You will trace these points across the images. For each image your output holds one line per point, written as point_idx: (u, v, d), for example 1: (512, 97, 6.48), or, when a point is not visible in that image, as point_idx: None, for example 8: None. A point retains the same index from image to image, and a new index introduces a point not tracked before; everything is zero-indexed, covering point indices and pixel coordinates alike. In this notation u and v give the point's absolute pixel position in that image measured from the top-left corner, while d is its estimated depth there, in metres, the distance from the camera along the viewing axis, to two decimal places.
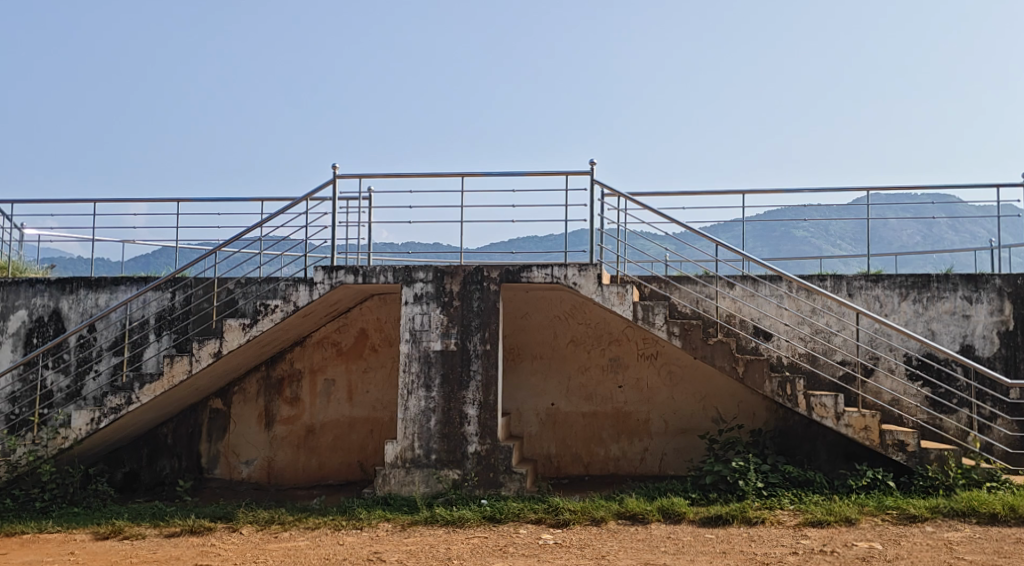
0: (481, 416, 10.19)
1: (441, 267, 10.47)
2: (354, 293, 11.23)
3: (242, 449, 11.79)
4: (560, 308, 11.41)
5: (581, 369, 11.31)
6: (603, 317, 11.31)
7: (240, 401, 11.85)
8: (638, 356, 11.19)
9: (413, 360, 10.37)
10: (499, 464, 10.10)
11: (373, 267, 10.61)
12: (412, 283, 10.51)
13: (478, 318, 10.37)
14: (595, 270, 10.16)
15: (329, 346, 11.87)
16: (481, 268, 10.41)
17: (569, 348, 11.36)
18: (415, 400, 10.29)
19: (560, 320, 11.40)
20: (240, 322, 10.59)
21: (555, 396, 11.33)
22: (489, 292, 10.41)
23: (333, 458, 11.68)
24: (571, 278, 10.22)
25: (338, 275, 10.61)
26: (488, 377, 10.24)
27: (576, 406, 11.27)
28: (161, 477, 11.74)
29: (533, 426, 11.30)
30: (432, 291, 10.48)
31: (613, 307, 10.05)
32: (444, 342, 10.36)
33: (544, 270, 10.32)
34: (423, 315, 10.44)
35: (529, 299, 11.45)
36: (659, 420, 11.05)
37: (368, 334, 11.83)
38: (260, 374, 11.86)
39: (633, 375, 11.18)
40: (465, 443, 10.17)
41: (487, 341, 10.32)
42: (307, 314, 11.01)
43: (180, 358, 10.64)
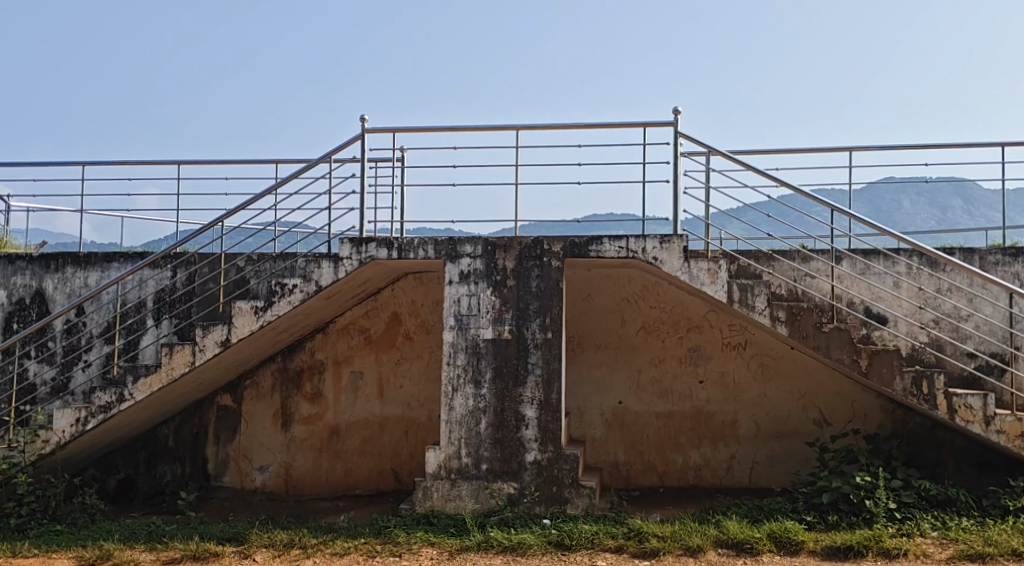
0: (542, 417, 8.45)
1: (493, 239, 8.69)
2: (385, 270, 9.49)
3: (255, 454, 10.11)
4: (629, 289, 9.64)
5: (655, 361, 9.56)
6: (681, 299, 9.53)
7: (253, 398, 10.16)
8: (723, 346, 9.42)
9: (459, 350, 8.63)
10: (565, 477, 8.36)
11: (409, 239, 8.86)
12: (456, 258, 8.75)
13: (537, 300, 8.59)
14: (680, 241, 8.35)
15: (356, 334, 10.14)
16: (540, 240, 8.63)
17: (641, 336, 9.61)
18: (461, 399, 8.56)
19: (629, 303, 9.64)
20: (251, 305, 8.90)
21: (624, 393, 9.58)
22: (551, 268, 8.62)
23: (362, 465, 9.99)
24: (650, 252, 8.41)
25: (368, 249, 8.87)
26: (550, 372, 8.48)
27: (649, 405, 9.52)
28: (161, 486, 10.07)
29: (598, 428, 9.56)
30: (481, 267, 8.70)
31: (702, 287, 8.24)
32: (495, 329, 8.60)
33: (617, 242, 8.50)
34: (471, 297, 8.69)
35: (593, 278, 9.69)
36: (749, 422, 9.29)
37: (401, 320, 10.10)
38: (277, 366, 10.15)
39: (716, 369, 9.41)
40: (522, 451, 8.43)
41: (548, 328, 8.55)
42: (331, 296, 9.30)
43: (181, 347, 8.98)
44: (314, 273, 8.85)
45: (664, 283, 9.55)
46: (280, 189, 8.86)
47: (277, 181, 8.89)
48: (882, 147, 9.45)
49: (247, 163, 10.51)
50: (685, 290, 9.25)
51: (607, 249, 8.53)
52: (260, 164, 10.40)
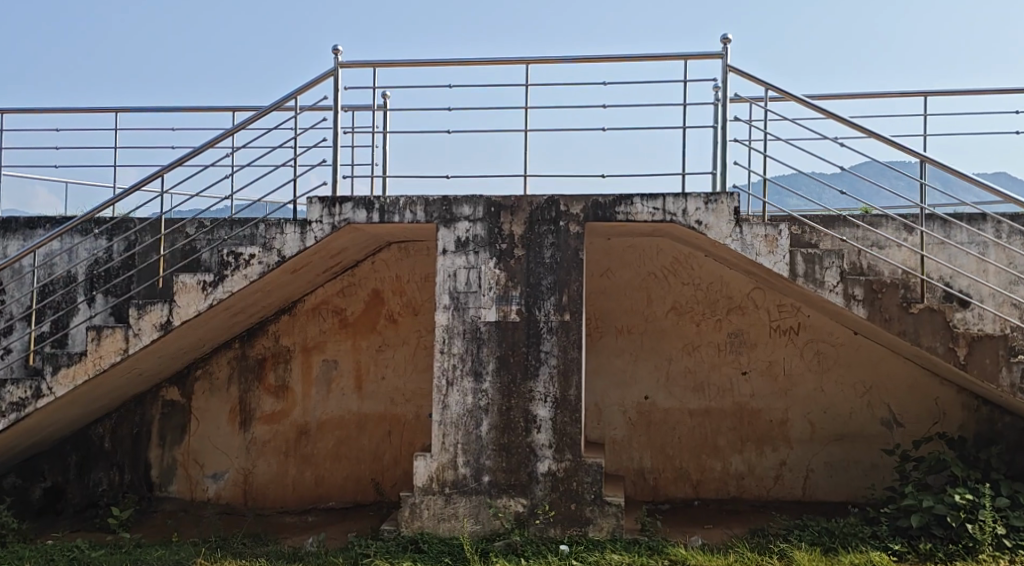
0: (558, 418, 6.84)
1: (496, 199, 7.04)
2: (363, 239, 7.82)
3: (208, 458, 8.45)
4: (657, 261, 8.04)
5: (689, 349, 7.97)
6: (720, 274, 7.93)
7: (205, 392, 8.48)
8: (772, 331, 7.84)
9: (455, 336, 6.99)
10: (585, 493, 6.77)
11: (394, 200, 7.19)
12: (450, 222, 7.08)
13: (552, 274, 6.95)
14: (730, 201, 6.72)
15: (329, 316, 8.47)
16: (556, 199, 6.98)
17: (671, 318, 8.01)
18: (457, 395, 6.94)
19: (657, 279, 8.05)
20: (199, 279, 7.24)
21: (652, 387, 7.99)
22: (568, 235, 6.97)
23: (336, 472, 8.35)
24: (692, 215, 6.79)
25: (342, 212, 7.19)
26: (567, 363, 6.87)
27: (681, 402, 7.93)
28: (95, 497, 8.39)
29: (620, 429, 7.97)
30: (483, 233, 7.05)
31: (758, 259, 6.64)
32: (499, 309, 6.97)
33: (652, 202, 6.86)
34: (470, 271, 7.04)
35: (614, 249, 8.08)
36: (802, 422, 7.74)
37: (382, 299, 8.45)
38: (234, 354, 8.47)
39: (763, 358, 7.84)
40: (533, 459, 6.82)
41: (565, 308, 6.92)
42: (298, 269, 7.63)
43: (111, 331, 7.30)
44: (275, 242, 7.18)
45: (699, 255, 7.95)
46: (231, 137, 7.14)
47: (228, 128, 7.16)
48: (964, 91, 7.86)
49: (197, 111, 8.74)
50: (727, 262, 7.66)
51: (639, 210, 6.88)
52: (213, 111, 8.64)
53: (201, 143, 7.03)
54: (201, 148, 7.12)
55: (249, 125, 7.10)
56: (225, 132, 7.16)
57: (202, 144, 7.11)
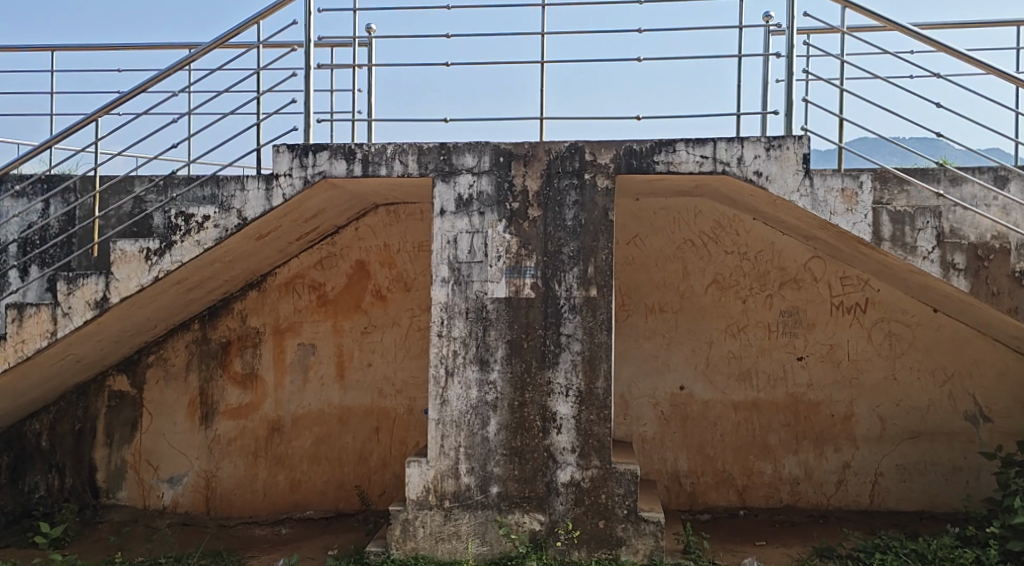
0: (584, 418, 5.57)
1: (505, 146, 5.72)
2: (343, 200, 6.48)
3: (163, 460, 7.16)
4: (695, 227, 6.75)
5: (733, 330, 6.69)
6: (771, 242, 6.64)
7: (159, 382, 7.18)
8: (833, 309, 6.58)
9: (455, 315, 5.70)
10: (617, 508, 5.51)
11: (380, 147, 5.85)
12: (449, 175, 5.76)
13: (574, 239, 5.64)
14: (797, 147, 5.43)
15: (305, 291, 7.16)
16: (579, 147, 5.66)
17: (712, 293, 6.73)
18: (458, 388, 5.66)
19: (695, 247, 6.75)
20: (141, 247, 5.93)
21: (689, 375, 6.71)
22: (595, 191, 5.64)
23: (314, 476, 7.07)
24: (750, 165, 5.47)
25: (317, 162, 5.84)
26: (594, 348, 5.58)
27: (724, 393, 6.66)
28: (29, 506, 7.05)
29: (651, 424, 6.71)
30: (489, 190, 5.73)
31: (833, 219, 5.39)
32: (510, 283, 5.67)
33: (699, 148, 5.54)
34: (473, 236, 5.73)
35: (645, 211, 6.77)
36: (869, 418, 6.51)
37: (368, 271, 7.15)
38: (192, 337, 7.15)
39: (822, 341, 6.58)
40: (552, 467, 5.56)
41: (590, 282, 5.62)
42: (265, 235, 6.31)
43: (36, 310, 5.98)
44: (235, 201, 5.87)
45: (746, 218, 6.66)
46: (177, 73, 5.77)
47: (173, 63, 5.79)
48: None
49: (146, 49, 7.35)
50: (783, 226, 6.38)
51: (683, 158, 5.55)
52: (164, 48, 7.26)
53: (138, 82, 5.67)
54: (137, 89, 5.74)
55: (197, 59, 5.73)
56: (168, 69, 5.78)
57: (138, 85, 5.73)
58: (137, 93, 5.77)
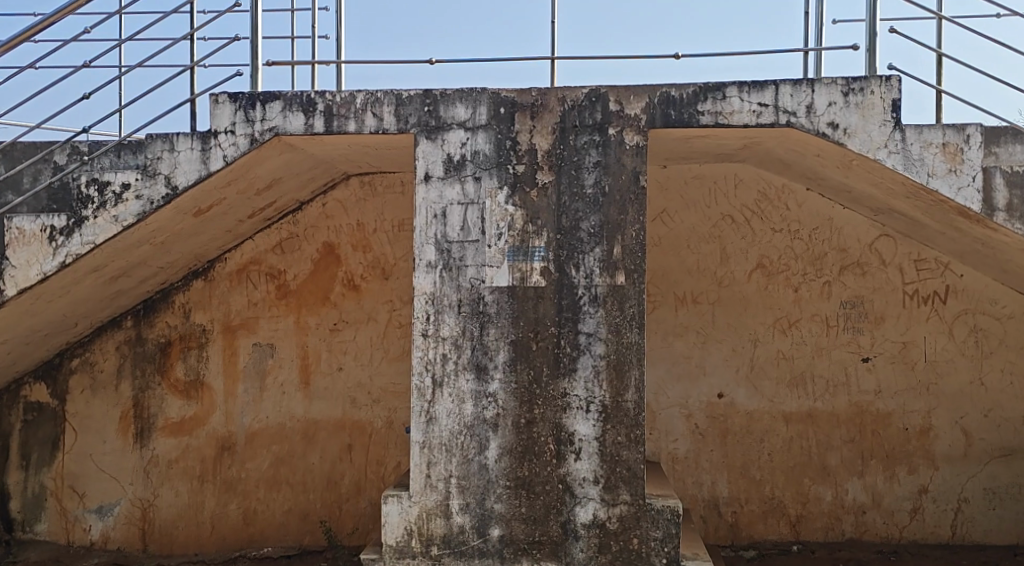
0: (609, 441, 4.35)
1: (507, 94, 4.47)
2: (305, 167, 5.23)
3: (90, 486, 5.91)
4: (736, 199, 5.52)
5: (783, 325, 5.49)
6: (830, 217, 5.43)
7: (84, 392, 5.91)
8: (906, 299, 5.39)
9: (445, 309, 4.46)
10: (653, 556, 4.32)
11: (346, 96, 4.56)
12: (435, 131, 4.50)
13: (596, 213, 4.40)
14: (884, 90, 4.22)
15: (261, 281, 5.89)
16: (601, 94, 4.43)
17: (758, 281, 5.52)
18: (448, 402, 4.44)
19: (735, 224, 5.54)
20: (44, 224, 4.66)
21: (730, 381, 5.50)
22: (621, 150, 4.41)
23: (274, 505, 5.84)
24: (823, 116, 4.25)
25: (266, 115, 4.55)
26: (621, 351, 4.36)
27: (773, 403, 5.46)
28: None
29: (683, 441, 5.51)
30: (487, 149, 4.48)
31: (932, 183, 4.18)
32: (514, 268, 4.44)
33: (757, 94, 4.30)
34: (466, 208, 4.48)
35: (674, 180, 5.56)
36: (949, 432, 5.35)
37: (338, 256, 5.90)
38: (125, 337, 5.89)
39: (892, 339, 5.40)
40: (569, 503, 4.36)
41: (617, 267, 4.39)
42: (206, 210, 5.04)
43: None
44: (163, 164, 4.61)
45: (799, 189, 5.44)
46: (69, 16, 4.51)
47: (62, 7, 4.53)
48: None
49: None
50: (847, 198, 5.17)
51: (736, 107, 4.31)
52: None
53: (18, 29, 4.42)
54: (16, 39, 4.49)
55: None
56: (55, 14, 4.53)
57: (19, 34, 4.48)
58: (20, 44, 4.51)
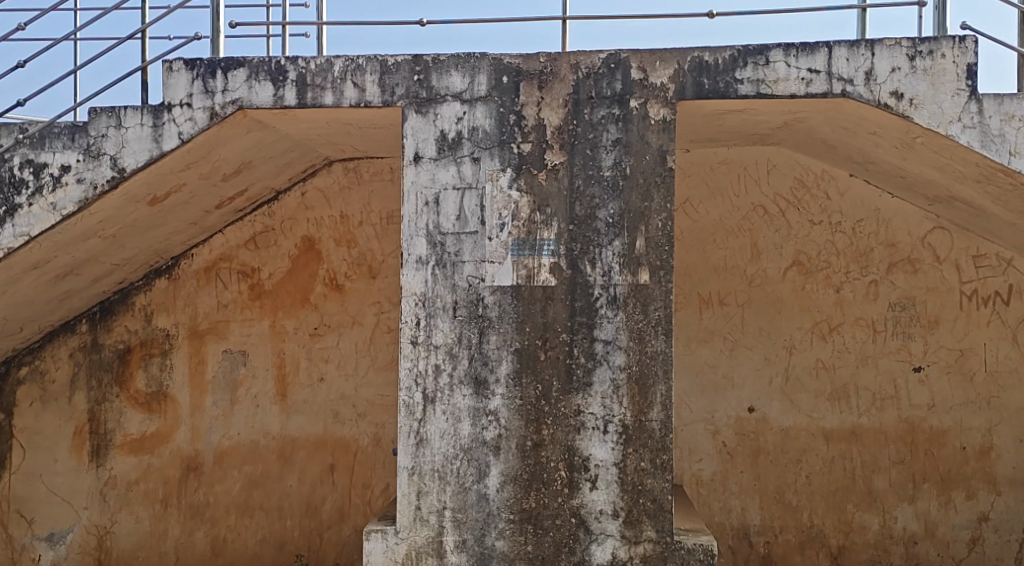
0: (631, 468, 3.70)
1: (511, 61, 3.81)
2: (278, 150, 4.57)
3: (41, 512, 5.19)
4: (769, 186, 4.87)
5: (823, 331, 4.83)
6: (877, 207, 4.78)
7: (32, 405, 5.18)
8: (963, 300, 4.74)
9: (438, 312, 3.80)
10: None
11: (321, 63, 3.87)
12: (426, 104, 3.84)
13: (615, 199, 3.75)
14: (958, 53, 3.57)
15: (232, 280, 5.23)
16: (622, 59, 3.77)
17: (794, 280, 4.86)
18: (442, 421, 3.78)
19: (768, 215, 4.89)
20: None
21: (762, 393, 4.85)
22: (645, 125, 3.75)
23: (247, 533, 5.19)
24: (885, 84, 3.61)
25: (229, 86, 3.89)
26: (645, 362, 3.70)
27: (811, 418, 4.81)
28: None
29: (709, 462, 4.86)
30: (488, 125, 3.82)
31: (1014, 164, 3.57)
32: (519, 264, 3.78)
33: (807, 59, 3.65)
34: (462, 194, 3.83)
35: (699, 166, 4.91)
36: (1014, 452, 4.69)
37: (319, 252, 5.25)
38: (79, 343, 5.19)
39: (948, 346, 4.75)
40: (584, 540, 3.71)
41: (640, 263, 3.73)
42: (163, 198, 4.36)
43: None
44: (108, 142, 3.95)
45: (842, 175, 4.78)
46: None
47: None
48: None
49: None
50: (900, 185, 4.52)
51: (782, 73, 3.66)
52: None
53: None
54: None
55: None
56: None
57: None
58: None
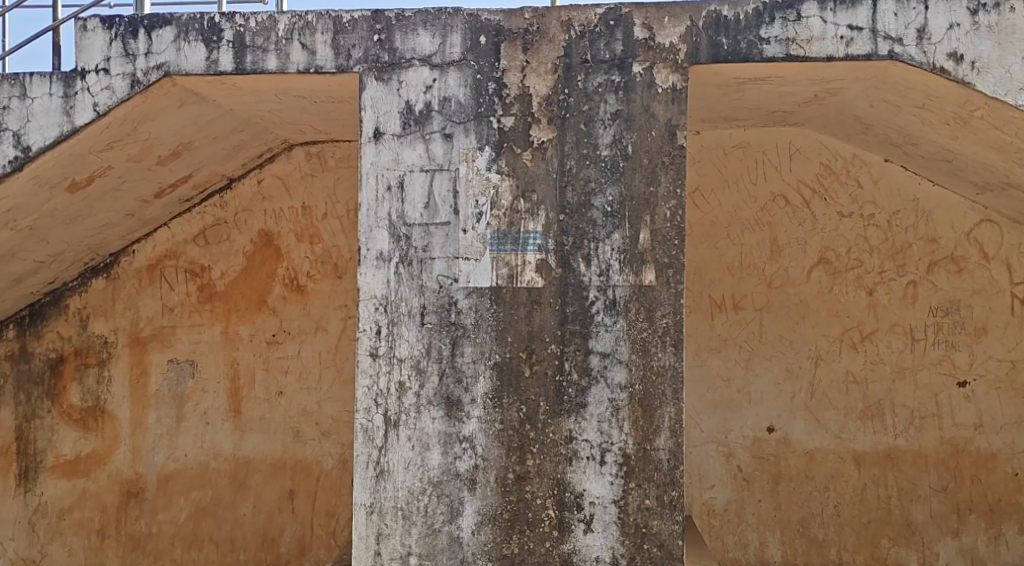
0: (633, 507, 3.07)
1: (490, 17, 3.17)
2: (224, 129, 3.93)
3: None
4: (792, 173, 4.24)
5: (854, 339, 4.20)
6: (915, 197, 4.16)
7: None
8: (1015, 303, 4.11)
9: (402, 319, 3.17)
10: None
11: (263, 19, 3.23)
12: (388, 70, 3.20)
13: (615, 184, 3.12)
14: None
15: (179, 280, 4.60)
16: (623, 15, 3.14)
17: (820, 280, 4.23)
18: (406, 449, 3.15)
19: (790, 206, 4.27)
20: None
21: (783, 410, 4.22)
22: (650, 95, 3.12)
23: None
24: (941, 44, 2.98)
25: (153, 47, 3.26)
26: (650, 380, 3.07)
27: (839, 439, 4.19)
28: None
29: (722, 489, 4.24)
30: (462, 95, 3.18)
31: None
32: (499, 262, 3.15)
33: (847, 14, 3.03)
34: (432, 177, 3.19)
35: (711, 150, 4.29)
36: None
37: (278, 248, 4.63)
38: (4, 351, 4.45)
39: (998, 356, 4.11)
40: None
41: (644, 261, 3.10)
42: (85, 183, 3.73)
43: None
44: (10, 116, 3.33)
45: (876, 159, 4.15)
46: None
47: None
48: None
49: None
50: (946, 171, 3.89)
51: (816, 31, 3.04)
52: None
53: None
54: None
55: None
56: None
57: None
58: None
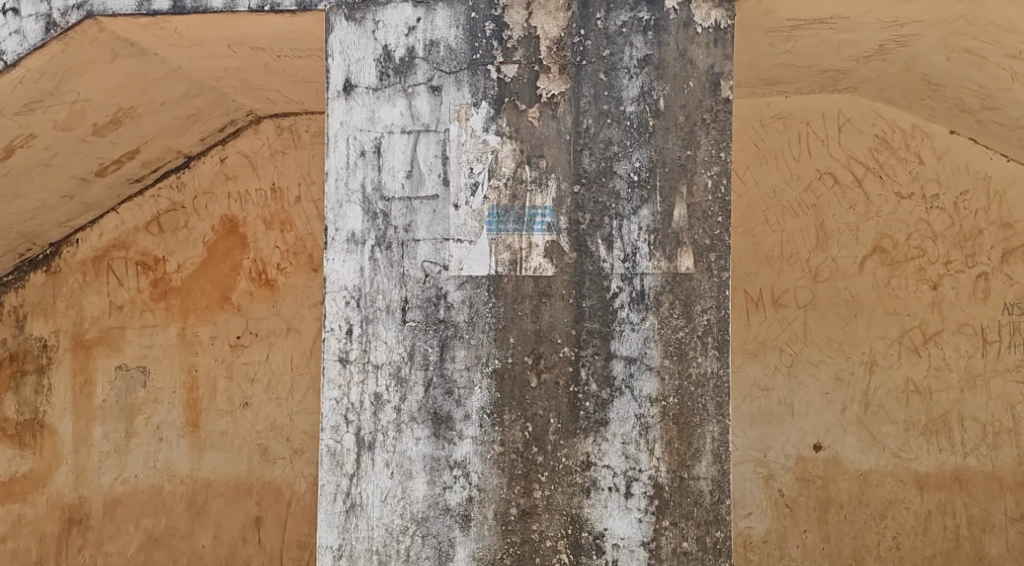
0: (667, 551, 2.45)
1: None
2: (173, 94, 3.31)
3: None
4: (841, 147, 3.62)
5: (914, 341, 3.58)
6: (986, 174, 3.54)
7: None
8: None
9: (379, 316, 2.56)
10: None
11: None
12: (362, 7, 2.59)
13: (643, 147, 2.50)
14: None
15: (129, 273, 3.99)
16: None
17: (874, 272, 3.62)
18: (383, 478, 2.53)
19: (839, 186, 3.64)
20: None
21: (832, 425, 3.60)
22: (686, 36, 2.51)
23: None
24: None
25: None
26: (688, 391, 2.46)
27: (899, 459, 3.57)
28: None
29: (757, 517, 3.65)
30: (453, 38, 2.56)
31: None
32: (498, 245, 2.53)
33: None
34: (415, 140, 2.57)
35: (746, 122, 3.66)
36: None
37: (243, 237, 4.03)
38: None
39: None
40: None
41: (680, 242, 2.48)
42: (5, 156, 3.12)
43: None
44: None
45: (940, 131, 3.54)
46: None
47: None
48: None
49: None
50: None
51: None
52: None
53: None
54: None
55: None
56: None
57: None
58: None
